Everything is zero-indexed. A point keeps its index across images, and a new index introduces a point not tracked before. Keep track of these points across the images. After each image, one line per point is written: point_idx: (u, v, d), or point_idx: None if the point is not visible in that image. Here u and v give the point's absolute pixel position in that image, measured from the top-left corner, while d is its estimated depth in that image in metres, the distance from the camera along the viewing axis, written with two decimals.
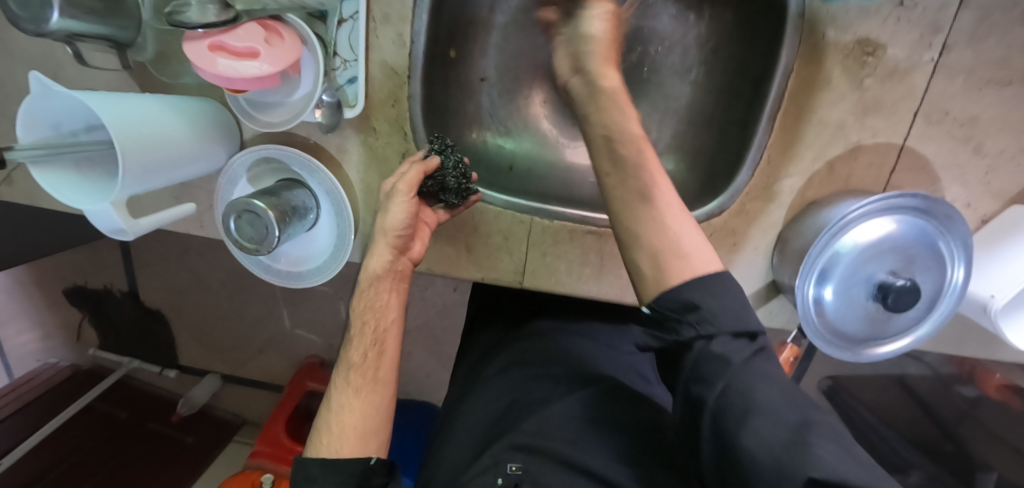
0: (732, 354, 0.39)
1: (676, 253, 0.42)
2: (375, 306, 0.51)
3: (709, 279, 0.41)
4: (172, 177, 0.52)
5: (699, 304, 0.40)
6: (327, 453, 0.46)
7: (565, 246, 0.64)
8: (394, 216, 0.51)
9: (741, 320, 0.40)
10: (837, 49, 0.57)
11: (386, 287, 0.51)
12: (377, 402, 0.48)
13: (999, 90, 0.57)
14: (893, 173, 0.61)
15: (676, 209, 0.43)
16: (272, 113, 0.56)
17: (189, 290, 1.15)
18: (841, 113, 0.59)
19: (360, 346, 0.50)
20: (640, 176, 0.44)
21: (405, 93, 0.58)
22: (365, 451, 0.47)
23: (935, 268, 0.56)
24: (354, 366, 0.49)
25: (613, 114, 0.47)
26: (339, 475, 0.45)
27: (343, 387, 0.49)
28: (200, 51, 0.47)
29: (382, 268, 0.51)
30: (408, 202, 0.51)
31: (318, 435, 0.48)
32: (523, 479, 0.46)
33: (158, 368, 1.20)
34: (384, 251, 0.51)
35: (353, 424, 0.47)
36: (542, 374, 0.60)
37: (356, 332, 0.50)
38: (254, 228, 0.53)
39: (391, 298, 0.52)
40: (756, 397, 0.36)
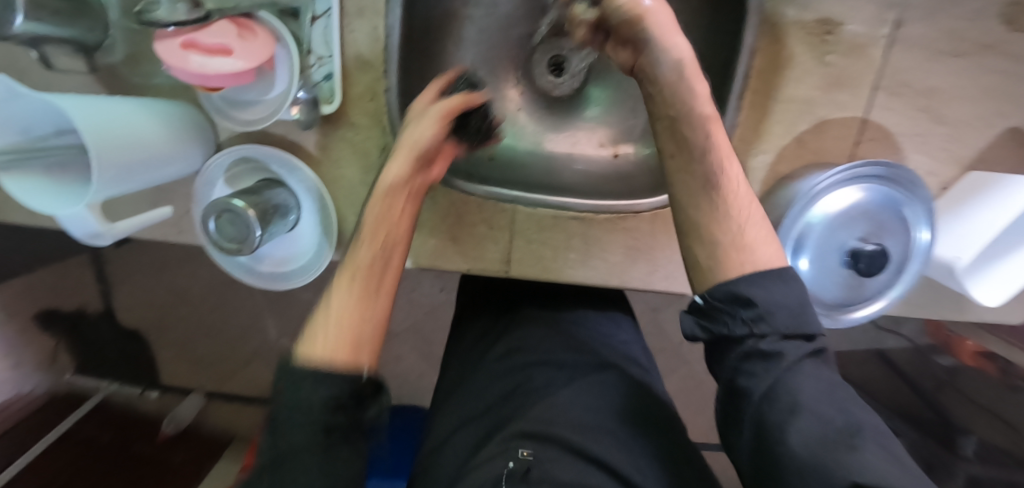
0: (780, 350, 0.39)
1: (735, 244, 0.43)
2: (389, 216, 0.48)
3: (768, 275, 0.41)
4: (146, 179, 0.51)
5: (757, 298, 0.40)
6: (316, 356, 0.39)
7: (549, 233, 0.65)
8: (421, 128, 0.51)
9: (797, 322, 0.40)
10: (801, 27, 0.59)
11: (400, 202, 0.49)
12: (377, 311, 0.43)
13: (952, 61, 0.60)
14: (859, 145, 0.64)
15: (743, 200, 0.44)
16: (248, 111, 0.55)
17: (172, 305, 1.17)
18: (808, 89, 0.61)
19: (368, 251, 0.45)
20: (708, 160, 0.44)
21: (382, 87, 0.59)
22: (355, 359, 0.39)
23: (902, 232, 0.58)
24: (358, 271, 0.44)
25: (684, 99, 0.44)
26: (331, 383, 0.37)
27: (338, 288, 0.43)
28: (172, 49, 0.46)
29: (399, 175, 0.49)
30: (439, 118, 0.51)
31: (302, 340, 0.41)
32: (534, 464, 0.45)
33: (139, 390, 1.19)
34: (404, 160, 0.50)
35: (349, 328, 0.41)
36: (542, 363, 0.61)
37: (365, 236, 0.47)
38: (235, 228, 0.52)
39: (402, 215, 0.49)
40: (802, 394, 0.37)
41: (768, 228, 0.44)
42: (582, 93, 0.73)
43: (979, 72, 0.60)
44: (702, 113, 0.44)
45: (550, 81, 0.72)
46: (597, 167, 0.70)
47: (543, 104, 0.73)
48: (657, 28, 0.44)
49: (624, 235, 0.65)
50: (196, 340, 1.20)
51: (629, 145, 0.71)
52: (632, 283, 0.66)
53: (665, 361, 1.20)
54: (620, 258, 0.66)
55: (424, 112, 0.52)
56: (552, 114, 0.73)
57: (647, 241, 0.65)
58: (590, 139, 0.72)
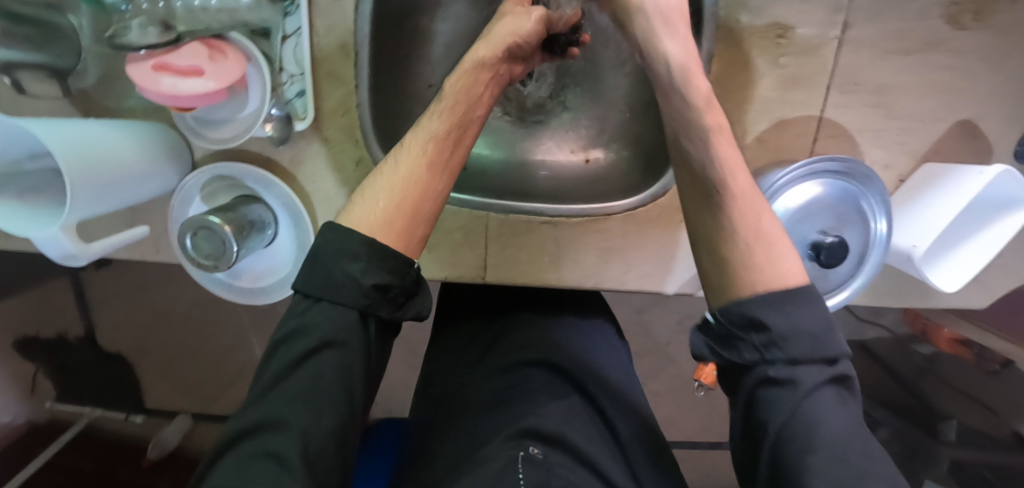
0: (796, 382, 0.38)
1: (755, 257, 0.42)
2: (471, 92, 0.45)
3: (785, 298, 0.39)
4: (120, 198, 0.52)
5: (769, 323, 0.39)
6: (374, 225, 0.40)
7: (522, 238, 0.66)
8: (518, 21, 0.48)
9: (815, 349, 0.38)
10: (754, 32, 0.62)
11: (484, 79, 0.46)
12: (437, 190, 0.42)
13: (898, 59, 0.63)
14: (817, 142, 0.66)
15: (759, 212, 0.43)
16: (221, 129, 0.56)
17: (156, 327, 1.16)
18: (765, 90, 0.64)
19: (442, 123, 0.43)
20: (714, 172, 0.44)
21: (354, 101, 0.60)
22: (405, 243, 0.41)
23: (860, 223, 0.61)
24: (432, 140, 0.43)
25: (689, 109, 0.44)
26: (384, 265, 0.39)
27: (406, 155, 0.42)
28: (144, 72, 0.47)
29: (489, 58, 0.46)
30: (536, 16, 0.49)
31: (360, 200, 0.42)
32: (543, 460, 0.47)
33: (122, 414, 1.15)
34: (496, 46, 0.47)
35: (409, 202, 0.41)
36: (536, 365, 0.61)
37: (445, 106, 0.44)
38: (211, 244, 0.53)
39: (485, 91, 0.46)
40: (822, 432, 0.36)
41: (787, 240, 0.43)
42: (552, 102, 0.76)
43: (924, 69, 0.63)
44: (708, 123, 0.45)
45: (519, 92, 0.75)
46: (568, 172, 0.72)
47: (514, 114, 0.76)
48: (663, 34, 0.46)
49: (596, 237, 0.67)
50: (179, 362, 1.19)
51: (600, 149, 0.74)
52: (607, 284, 0.68)
53: (651, 362, 1.22)
54: (594, 260, 0.67)
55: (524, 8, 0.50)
56: (523, 121, 0.76)
57: (618, 242, 0.67)
58: (559, 144, 0.75)
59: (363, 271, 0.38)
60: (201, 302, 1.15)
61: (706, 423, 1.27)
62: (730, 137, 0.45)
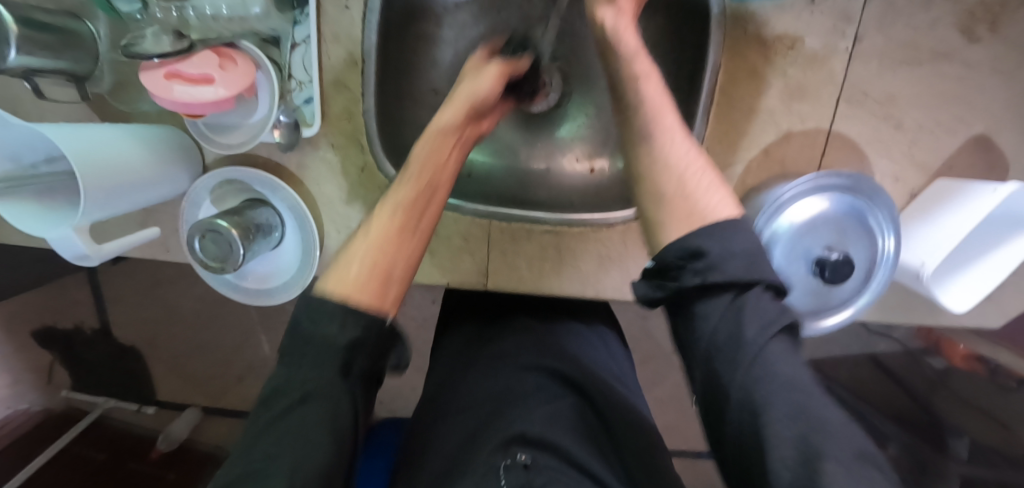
0: (748, 321, 0.35)
1: (678, 190, 0.41)
2: (439, 155, 0.48)
3: (718, 224, 0.38)
4: (133, 201, 0.54)
5: (707, 250, 0.37)
6: (348, 290, 0.38)
7: (524, 246, 0.67)
8: (477, 84, 0.53)
9: (753, 270, 0.36)
10: (761, 43, 0.62)
11: (450, 144, 0.49)
12: (408, 255, 0.43)
13: (909, 71, 0.62)
14: (824, 156, 0.65)
15: (689, 150, 0.42)
16: (231, 135, 0.58)
17: (164, 323, 1.20)
18: (771, 101, 0.64)
19: (411, 189, 0.45)
20: (648, 109, 0.44)
21: (360, 107, 0.61)
22: (382, 304, 0.39)
23: (866, 239, 0.60)
24: (402, 204, 0.44)
25: (630, 58, 0.47)
26: (358, 324, 0.37)
27: (377, 220, 0.43)
28: (157, 81, 0.49)
29: (456, 119, 0.50)
30: (495, 79, 0.55)
31: (330, 270, 0.40)
32: (532, 465, 0.48)
33: (134, 406, 1.20)
34: (458, 109, 0.51)
35: (381, 264, 0.40)
36: (530, 369, 0.61)
37: (413, 173, 0.46)
38: (218, 247, 0.54)
39: (450, 157, 0.49)
40: (779, 385, 0.32)
41: (716, 179, 0.42)
42: (557, 110, 0.76)
43: (937, 81, 0.62)
44: (635, 70, 0.46)
45: (524, 98, 0.75)
46: (571, 181, 0.73)
47: (519, 121, 0.76)
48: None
49: (597, 246, 0.67)
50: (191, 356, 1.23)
51: (604, 159, 0.73)
52: (608, 293, 0.68)
53: (655, 370, 1.21)
54: (595, 268, 0.67)
55: (482, 71, 0.55)
56: (527, 129, 0.76)
57: (619, 251, 0.67)
58: (563, 153, 0.74)
59: (339, 331, 0.37)
60: (211, 297, 1.17)
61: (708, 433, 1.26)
62: (659, 82, 0.46)
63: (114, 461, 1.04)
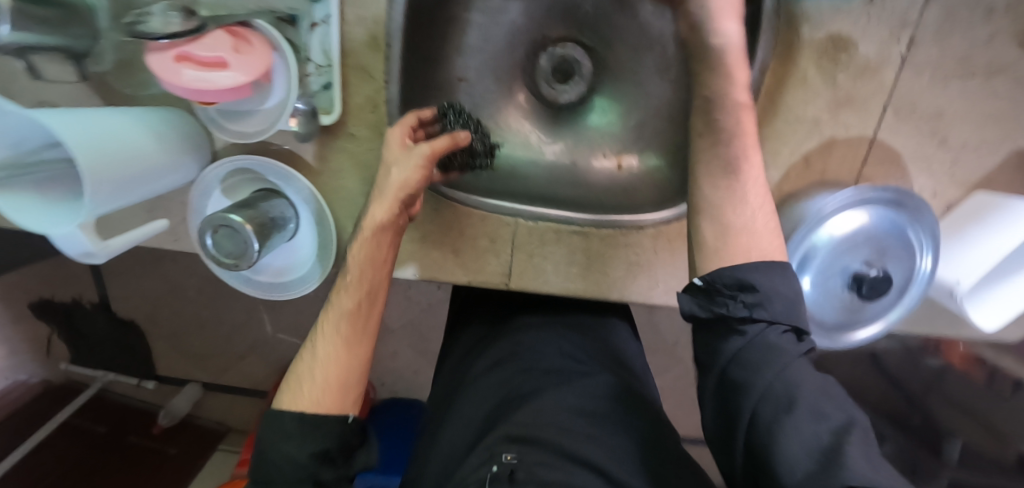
0: (774, 339, 0.39)
1: (754, 227, 0.44)
2: (374, 260, 0.50)
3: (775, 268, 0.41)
4: (141, 193, 0.50)
5: (757, 287, 0.40)
6: (306, 406, 0.44)
7: (551, 246, 0.64)
8: (401, 174, 0.50)
9: (792, 313, 0.40)
10: (811, 46, 0.58)
11: (385, 240, 0.51)
12: (359, 357, 0.47)
13: (963, 83, 0.59)
14: (865, 166, 0.63)
15: (756, 190, 0.45)
16: (246, 122, 0.54)
17: (167, 299, 1.17)
18: (816, 109, 0.60)
19: (352, 299, 0.49)
20: (734, 142, 0.47)
21: (383, 97, 0.57)
22: (341, 410, 0.45)
23: (906, 256, 0.58)
24: (343, 312, 0.48)
25: (736, 91, 0.48)
26: (316, 438, 0.43)
27: (326, 332, 0.48)
28: (165, 63, 0.44)
29: (383, 220, 0.50)
30: (421, 166, 0.51)
31: (288, 384, 0.46)
32: (520, 467, 0.44)
33: (135, 381, 1.21)
34: (389, 202, 0.50)
35: (334, 376, 0.46)
36: (532, 370, 0.59)
37: (352, 279, 0.50)
38: (233, 243, 0.51)
39: (387, 252, 0.51)
40: (790, 384, 0.36)
41: (775, 221, 0.45)
42: (584, 101, 0.74)
43: (990, 95, 0.59)
44: (733, 105, 0.47)
45: (552, 89, 0.73)
46: (599, 178, 0.70)
47: (546, 112, 0.74)
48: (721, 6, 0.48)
49: (625, 251, 0.65)
50: (191, 334, 1.21)
51: (634, 156, 0.70)
52: (633, 298, 0.66)
53: (657, 362, 1.21)
54: (621, 273, 0.65)
55: (410, 153, 0.51)
56: (555, 123, 0.74)
57: (648, 257, 0.65)
58: (592, 148, 0.71)
59: (299, 447, 0.42)
60: (212, 277, 1.14)
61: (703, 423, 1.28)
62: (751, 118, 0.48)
63: (114, 434, 1.12)
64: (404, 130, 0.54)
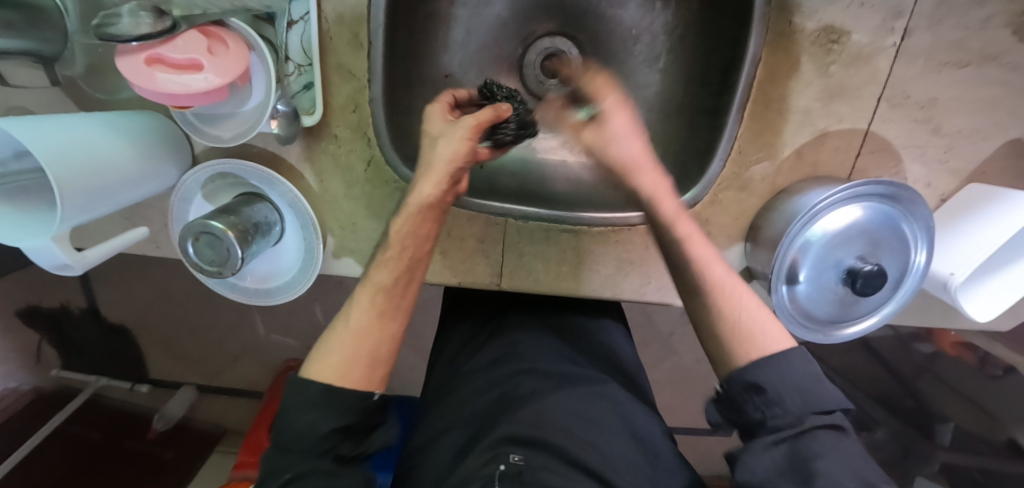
0: (799, 421, 0.41)
1: (747, 331, 0.45)
2: (417, 234, 0.47)
3: (780, 370, 0.42)
4: (114, 203, 0.48)
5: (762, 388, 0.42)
6: (332, 378, 0.43)
7: (541, 246, 0.63)
8: (448, 146, 0.45)
9: (811, 400, 0.42)
10: (803, 36, 0.57)
11: (429, 216, 0.47)
12: (390, 334, 0.45)
13: (955, 72, 0.58)
14: (858, 158, 0.62)
15: (742, 297, 0.46)
16: (225, 125, 0.52)
17: (157, 302, 1.15)
18: (808, 100, 0.59)
19: (393, 275, 0.46)
20: (695, 269, 0.48)
21: (366, 97, 0.56)
22: (367, 386, 0.44)
23: (901, 250, 0.58)
24: (378, 288, 0.46)
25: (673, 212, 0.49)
26: (339, 412, 0.42)
27: (357, 304, 0.46)
28: (136, 67, 0.43)
29: (427, 198, 0.46)
30: (468, 138, 0.46)
31: (317, 352, 0.45)
32: (526, 469, 0.43)
33: (128, 384, 1.20)
34: (435, 177, 0.45)
35: (363, 352, 0.44)
36: (529, 369, 0.57)
37: (392, 253, 0.47)
38: (215, 251, 0.50)
39: (431, 227, 0.47)
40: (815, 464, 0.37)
41: (767, 312, 0.46)
42: None
43: (982, 84, 0.58)
44: (680, 234, 0.49)
45: (541, 83, 0.71)
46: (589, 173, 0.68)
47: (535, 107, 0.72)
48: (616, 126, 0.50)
49: (616, 248, 0.64)
50: (182, 337, 1.19)
51: None
52: (625, 295, 0.65)
53: (653, 353, 1.21)
54: (613, 270, 0.65)
55: (454, 126, 0.47)
56: None
57: (638, 255, 0.64)
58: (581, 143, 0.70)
59: (322, 419, 0.41)
60: None
61: (700, 413, 1.28)
62: (702, 237, 0.49)
63: (110, 440, 1.09)
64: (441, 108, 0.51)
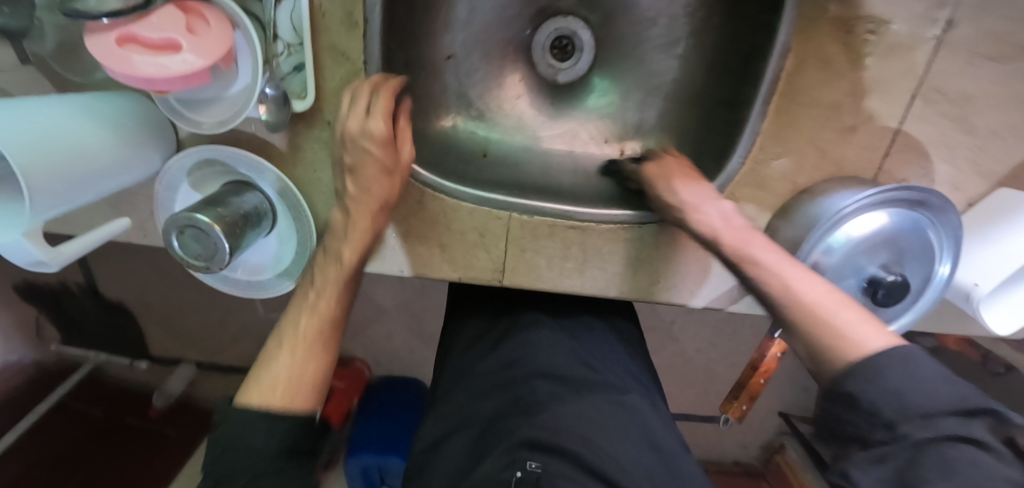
0: (907, 435, 0.32)
1: (828, 327, 0.39)
2: (356, 249, 0.50)
3: (893, 370, 0.35)
4: (94, 193, 0.45)
5: (865, 397, 0.35)
6: (272, 400, 0.42)
7: (547, 242, 0.60)
8: (360, 175, 0.48)
9: (915, 401, 0.33)
10: (838, 25, 0.52)
11: (359, 231, 0.50)
12: (326, 359, 0.46)
13: (999, 68, 0.53)
14: (885, 157, 0.58)
15: (835, 305, 0.40)
16: (209, 111, 0.49)
17: (153, 282, 1.13)
18: (839, 95, 0.55)
19: (334, 304, 0.49)
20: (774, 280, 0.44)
21: (362, 81, 0.52)
22: (306, 406, 0.43)
23: (927, 259, 0.55)
24: (316, 317, 0.47)
25: (734, 231, 0.49)
26: (281, 431, 0.40)
27: (294, 333, 0.47)
28: (107, 48, 0.39)
29: (362, 234, 0.50)
30: (379, 163, 0.48)
31: (257, 382, 0.44)
32: (545, 476, 0.42)
33: (127, 361, 1.19)
34: (371, 201, 0.50)
35: (301, 377, 0.44)
36: (543, 372, 0.55)
37: (324, 275, 0.50)
38: (202, 245, 0.48)
39: (358, 242, 0.50)
40: (938, 487, 0.29)
41: (865, 313, 0.40)
42: (584, 80, 0.69)
43: None
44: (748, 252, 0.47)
45: (550, 67, 0.68)
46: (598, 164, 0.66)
47: (544, 92, 0.68)
48: (666, 169, 0.56)
49: (626, 245, 0.61)
50: (181, 316, 1.18)
51: (636, 142, 0.67)
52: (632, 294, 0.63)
53: (655, 341, 1.19)
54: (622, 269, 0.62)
55: (361, 136, 0.47)
56: (552, 105, 0.69)
57: (648, 252, 0.61)
58: (590, 132, 0.68)
59: (265, 439, 0.40)
60: None
61: (699, 399, 1.28)
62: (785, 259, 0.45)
63: (113, 416, 1.11)
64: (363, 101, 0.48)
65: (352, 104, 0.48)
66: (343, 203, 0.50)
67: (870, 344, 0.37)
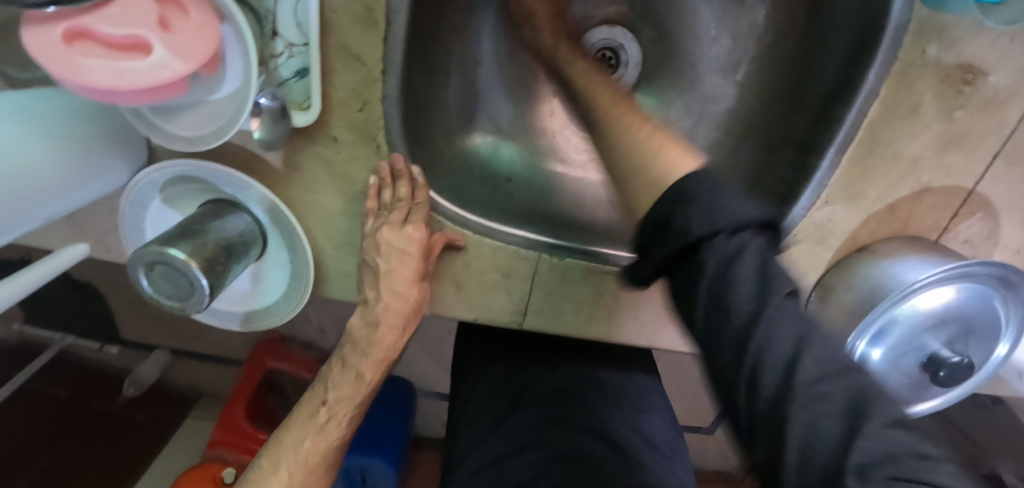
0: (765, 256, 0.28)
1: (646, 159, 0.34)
2: (384, 349, 0.46)
3: (706, 202, 0.29)
4: (37, 217, 0.37)
5: (708, 272, 0.28)
6: None
7: (576, 287, 0.53)
8: (398, 262, 0.44)
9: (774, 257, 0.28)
10: (935, 70, 0.45)
11: (388, 331, 0.46)
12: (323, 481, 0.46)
13: None
14: (953, 218, 0.52)
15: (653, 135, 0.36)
16: (188, 118, 0.40)
17: None
18: (919, 148, 0.48)
19: (342, 429, 0.46)
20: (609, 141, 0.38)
21: (376, 92, 0.43)
22: None
23: (993, 339, 0.50)
24: (321, 440, 0.44)
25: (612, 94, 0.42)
26: None
27: (297, 459, 0.43)
28: (51, 48, 0.30)
29: (384, 355, 0.46)
30: (418, 258, 0.45)
31: None
32: None
33: (97, 344, 0.95)
34: (407, 279, 0.45)
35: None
36: (556, 453, 0.50)
37: (344, 379, 0.46)
38: (174, 283, 0.39)
39: (388, 341, 0.46)
40: (777, 352, 0.25)
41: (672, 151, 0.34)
42: None
43: None
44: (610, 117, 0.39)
45: None
46: None
47: None
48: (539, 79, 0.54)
49: (663, 294, 0.54)
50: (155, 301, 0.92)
51: None
52: (663, 343, 0.56)
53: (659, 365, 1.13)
54: (656, 317, 0.55)
55: (399, 231, 0.44)
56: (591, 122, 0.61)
57: None
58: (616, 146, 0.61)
59: None
60: None
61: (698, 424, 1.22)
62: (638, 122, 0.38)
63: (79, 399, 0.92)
64: (373, 184, 0.46)
65: (387, 210, 0.46)
66: (369, 317, 0.45)
67: (671, 171, 0.32)
